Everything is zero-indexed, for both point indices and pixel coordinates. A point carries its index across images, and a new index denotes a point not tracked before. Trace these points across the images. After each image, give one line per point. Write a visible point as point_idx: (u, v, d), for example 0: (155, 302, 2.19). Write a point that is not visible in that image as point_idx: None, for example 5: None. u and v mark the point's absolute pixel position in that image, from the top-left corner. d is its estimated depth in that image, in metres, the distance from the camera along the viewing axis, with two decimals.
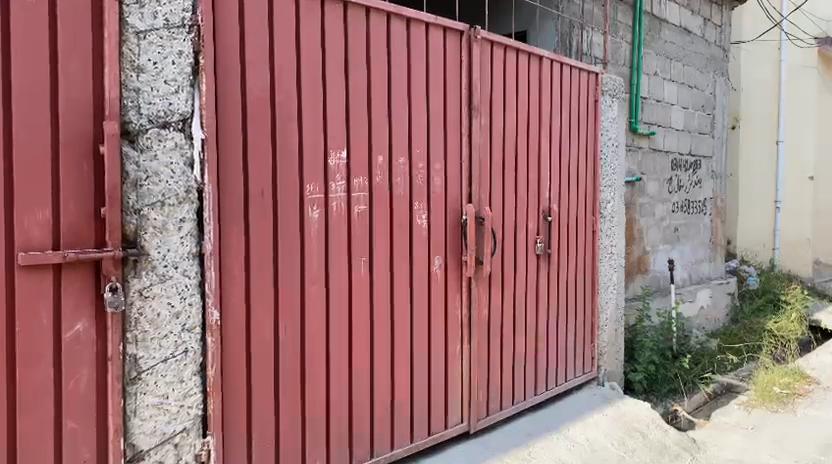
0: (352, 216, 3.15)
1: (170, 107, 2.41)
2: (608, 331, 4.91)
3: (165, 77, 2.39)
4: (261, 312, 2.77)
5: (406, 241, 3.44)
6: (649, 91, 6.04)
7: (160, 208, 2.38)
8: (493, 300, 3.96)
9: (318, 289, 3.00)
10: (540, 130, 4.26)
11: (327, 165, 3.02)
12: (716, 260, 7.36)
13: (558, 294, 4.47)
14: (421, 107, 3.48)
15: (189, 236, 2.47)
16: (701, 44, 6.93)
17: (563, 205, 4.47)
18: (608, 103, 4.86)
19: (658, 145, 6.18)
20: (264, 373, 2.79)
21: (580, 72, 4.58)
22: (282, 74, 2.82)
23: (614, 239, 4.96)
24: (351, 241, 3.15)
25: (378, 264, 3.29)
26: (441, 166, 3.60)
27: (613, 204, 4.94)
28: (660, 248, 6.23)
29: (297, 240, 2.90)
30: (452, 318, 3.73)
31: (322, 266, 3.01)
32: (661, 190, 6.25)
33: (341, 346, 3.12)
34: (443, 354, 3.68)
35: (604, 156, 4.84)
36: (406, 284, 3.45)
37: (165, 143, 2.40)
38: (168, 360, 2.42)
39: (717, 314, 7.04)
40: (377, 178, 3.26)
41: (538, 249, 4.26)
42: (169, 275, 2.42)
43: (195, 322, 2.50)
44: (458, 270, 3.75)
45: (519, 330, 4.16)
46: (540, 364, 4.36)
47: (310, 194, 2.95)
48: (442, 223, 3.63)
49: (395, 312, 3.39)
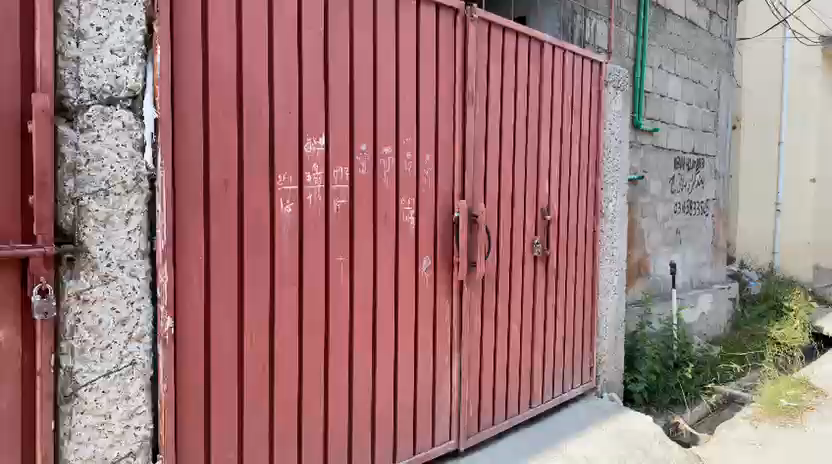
0: (330, 210, 2.82)
1: (117, 81, 2.08)
2: (609, 339, 4.62)
3: (110, 46, 2.06)
4: (222, 319, 2.44)
5: (392, 239, 3.11)
6: (653, 85, 5.73)
7: (103, 198, 2.06)
8: (487, 305, 3.65)
9: (291, 293, 2.68)
10: (540, 121, 3.94)
11: (303, 153, 2.69)
12: (718, 264, 7.08)
13: (556, 299, 4.16)
14: (411, 92, 3.15)
15: (138, 232, 2.14)
16: (707, 38, 6.63)
17: (562, 204, 4.16)
18: (612, 95, 4.54)
19: (662, 142, 5.88)
20: (226, 387, 2.46)
21: (583, 60, 4.27)
22: (253, 47, 2.49)
23: (616, 241, 4.65)
24: (329, 238, 2.82)
25: (360, 265, 2.97)
26: (431, 157, 3.28)
27: (616, 203, 4.63)
28: (661, 250, 5.92)
29: (267, 237, 2.57)
30: (442, 325, 3.41)
31: (295, 267, 2.69)
32: (663, 190, 5.96)
33: (316, 357, 2.80)
34: (430, 364, 3.36)
35: (607, 151, 4.53)
36: (391, 287, 3.12)
37: (110, 122, 2.07)
38: (111, 374, 2.09)
39: (719, 320, 6.76)
40: (360, 169, 2.93)
41: (536, 250, 3.95)
42: (113, 275, 2.09)
43: (144, 330, 2.17)
44: (448, 272, 3.43)
45: (513, 338, 3.85)
46: (536, 374, 4.05)
47: (282, 185, 2.62)
48: (431, 221, 3.31)
49: (378, 319, 3.07)
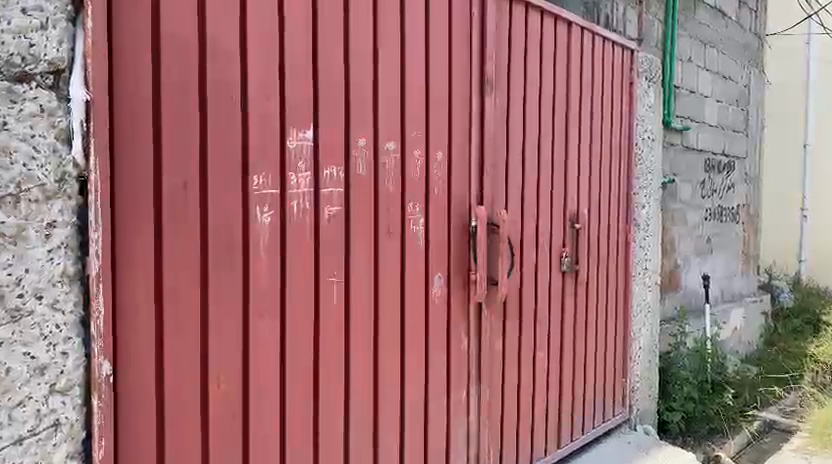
0: (320, 221, 2.28)
1: (32, 51, 1.54)
2: (642, 363, 4.10)
3: (21, 3, 1.52)
4: (181, 360, 1.91)
5: (397, 254, 2.58)
6: (683, 79, 5.21)
7: (11, 204, 1.51)
8: (510, 331, 3.12)
9: (271, 324, 2.14)
10: (568, 116, 3.42)
11: (285, 149, 2.15)
12: (749, 276, 6.52)
13: (587, 320, 3.64)
14: (418, 77, 2.63)
15: (62, 251, 1.61)
16: (737, 29, 6.10)
17: (593, 211, 3.63)
18: (645, 87, 4.03)
19: (692, 142, 5.36)
20: (185, 446, 1.93)
21: (613, 47, 3.75)
22: (221, 15, 1.97)
23: (649, 252, 4.13)
24: (319, 256, 2.28)
25: (358, 287, 2.43)
26: (443, 155, 2.75)
27: (649, 209, 4.11)
28: (692, 262, 5.38)
29: (239, 254, 2.04)
30: (457, 357, 2.88)
31: (276, 292, 2.15)
32: (694, 195, 5.42)
33: (304, 403, 2.27)
34: (444, 402, 2.83)
35: (640, 150, 4.02)
36: (396, 313, 2.59)
37: (20, 105, 1.52)
38: (25, 441, 1.54)
39: (752, 336, 6.22)
40: (357, 169, 2.40)
41: (564, 265, 3.42)
42: (27, 309, 1.54)
43: (71, 380, 1.64)
44: (464, 292, 2.89)
45: (539, 367, 3.32)
46: (566, 407, 3.52)
47: (259, 189, 2.07)
48: (443, 232, 2.78)
49: (380, 351, 2.54)
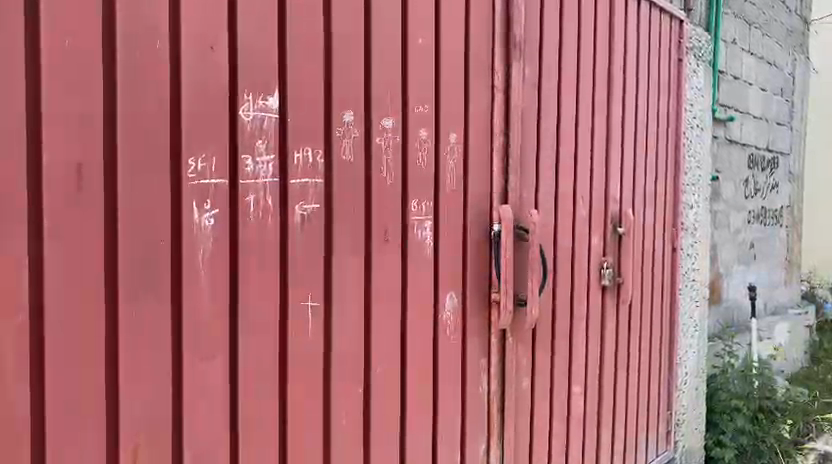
0: (290, 224, 1.68)
1: None
2: (688, 392, 3.48)
3: None
4: (77, 429, 1.33)
5: (397, 268, 1.99)
6: (727, 64, 4.59)
7: None
8: (539, 359, 2.51)
9: (216, 369, 1.55)
10: (610, 97, 2.81)
11: (238, 124, 1.55)
12: (793, 284, 5.88)
13: (629, 345, 3.03)
14: (427, 36, 2.03)
15: None
16: (782, 10, 5.46)
17: (637, 211, 3.02)
18: (693, 67, 3.41)
19: (735, 135, 4.74)
20: None
21: (661, 14, 3.14)
22: None
23: (697, 260, 3.51)
24: (288, 274, 1.68)
25: (343, 313, 1.84)
26: (456, 138, 2.15)
27: (697, 210, 3.50)
28: (735, 271, 4.76)
29: (168, 272, 1.44)
30: (473, 397, 2.27)
31: (224, 325, 1.55)
32: (736, 195, 4.80)
33: None
34: (458, 451, 2.23)
35: (688, 140, 3.40)
36: (396, 345, 2.00)
37: None
38: None
39: (797, 352, 5.58)
40: (342, 154, 1.79)
41: (604, 277, 2.81)
42: None
43: None
44: (483, 314, 2.28)
45: (574, 404, 2.70)
46: (605, 449, 2.91)
47: (199, 179, 1.48)
48: (457, 237, 2.18)
49: (374, 397, 1.94)
